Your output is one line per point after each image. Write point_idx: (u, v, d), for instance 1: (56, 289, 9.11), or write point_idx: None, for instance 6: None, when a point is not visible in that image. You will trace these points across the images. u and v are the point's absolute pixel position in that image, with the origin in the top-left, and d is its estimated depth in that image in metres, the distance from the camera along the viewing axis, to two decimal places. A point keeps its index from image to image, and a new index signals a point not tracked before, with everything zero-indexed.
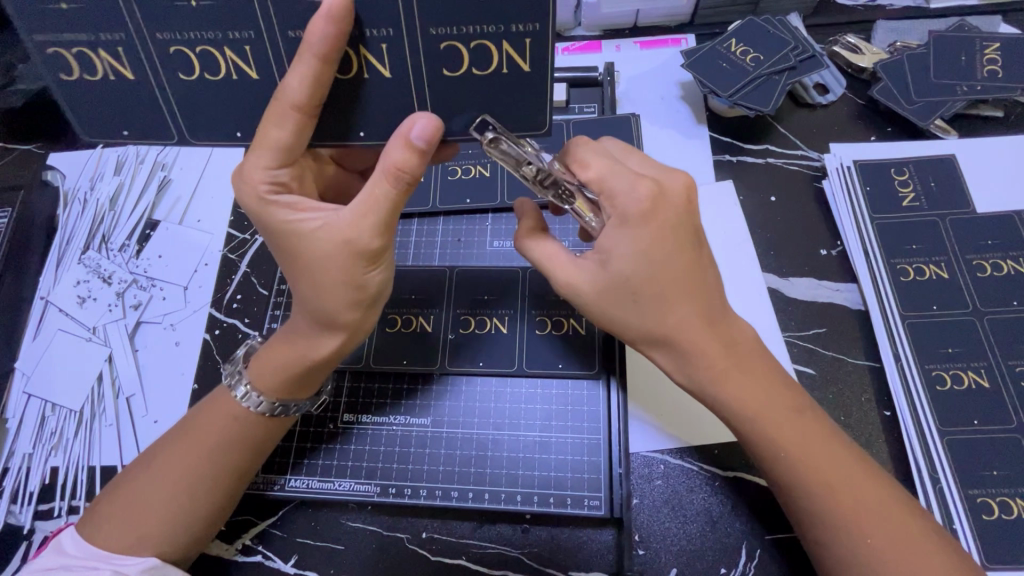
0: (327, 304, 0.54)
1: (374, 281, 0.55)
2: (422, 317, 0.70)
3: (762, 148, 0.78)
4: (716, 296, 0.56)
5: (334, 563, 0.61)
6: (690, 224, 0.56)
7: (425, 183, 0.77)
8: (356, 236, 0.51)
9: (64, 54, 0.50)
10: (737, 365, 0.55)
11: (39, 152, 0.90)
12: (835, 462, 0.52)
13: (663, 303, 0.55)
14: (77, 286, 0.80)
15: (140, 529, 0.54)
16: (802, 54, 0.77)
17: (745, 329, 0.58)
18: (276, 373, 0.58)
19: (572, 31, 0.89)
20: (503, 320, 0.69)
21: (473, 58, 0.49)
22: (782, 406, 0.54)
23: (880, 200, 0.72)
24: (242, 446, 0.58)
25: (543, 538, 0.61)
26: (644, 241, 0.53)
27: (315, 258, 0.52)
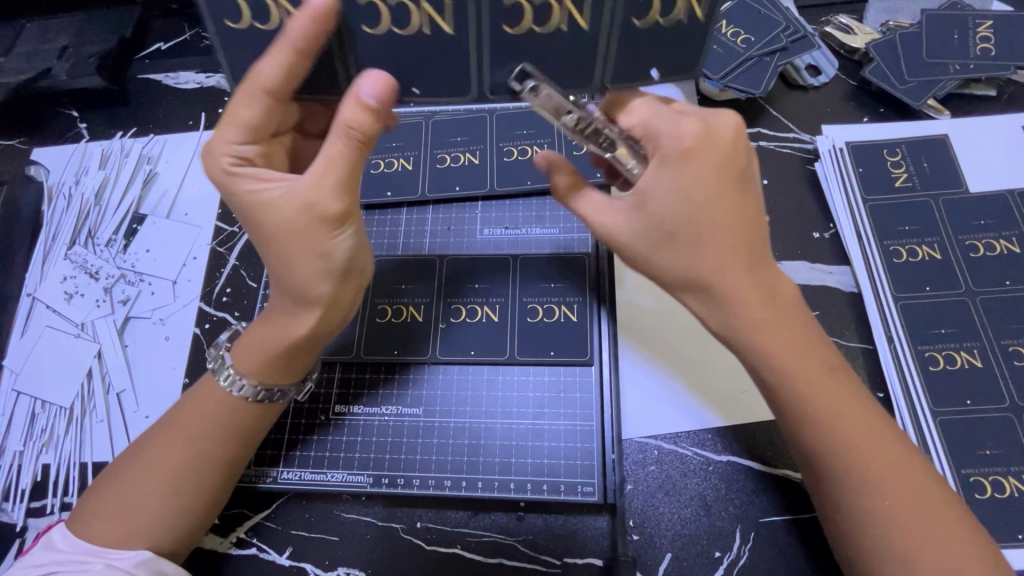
0: (297, 276, 0.53)
1: (340, 248, 0.52)
2: (412, 306, 0.70)
3: (754, 131, 0.77)
4: (763, 246, 0.52)
5: (330, 555, 0.61)
6: (738, 169, 0.51)
7: (414, 172, 0.76)
8: (317, 199, 0.50)
9: (255, 4, 0.46)
10: (779, 319, 0.51)
11: (24, 148, 0.89)
12: (866, 426, 0.51)
13: (702, 249, 0.50)
14: (64, 282, 0.79)
15: (133, 520, 0.54)
16: (794, 35, 0.77)
17: (785, 279, 0.53)
18: (256, 354, 0.57)
19: None
20: (494, 307, 0.69)
21: (683, 12, 0.47)
22: (814, 368, 0.51)
23: (873, 182, 0.71)
24: (232, 442, 0.58)
25: (537, 526, 0.61)
26: (692, 181, 0.49)
27: (275, 225, 0.51)
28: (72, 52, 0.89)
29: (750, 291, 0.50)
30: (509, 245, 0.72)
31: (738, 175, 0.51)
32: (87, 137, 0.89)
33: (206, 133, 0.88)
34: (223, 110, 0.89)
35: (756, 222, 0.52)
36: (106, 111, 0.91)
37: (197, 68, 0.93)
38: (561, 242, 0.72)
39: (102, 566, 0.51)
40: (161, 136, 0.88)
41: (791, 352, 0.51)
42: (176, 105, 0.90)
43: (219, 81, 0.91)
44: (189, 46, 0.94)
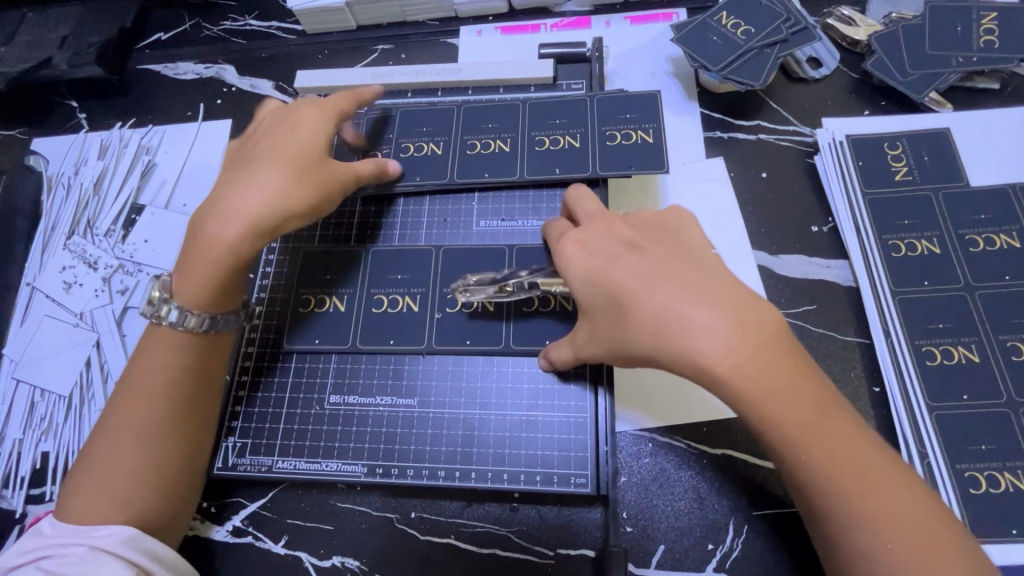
0: (248, 198, 0.58)
1: (297, 188, 0.60)
2: (408, 297, 0.70)
3: (753, 124, 0.77)
4: (715, 283, 0.48)
5: (325, 543, 0.62)
6: (629, 234, 0.54)
7: (442, 157, 0.74)
8: (298, 151, 0.62)
9: None
10: (757, 363, 0.45)
11: (23, 137, 0.90)
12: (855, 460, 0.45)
13: (632, 313, 0.48)
14: (64, 272, 0.80)
15: (110, 497, 0.53)
16: (795, 25, 0.75)
17: (763, 312, 0.46)
18: (198, 277, 0.58)
19: (561, 7, 0.88)
20: (490, 298, 0.68)
21: None
22: (804, 404, 0.45)
23: (873, 175, 0.71)
24: (210, 386, 0.60)
25: (531, 516, 0.62)
26: (587, 257, 0.53)
27: (258, 159, 0.61)
28: (73, 42, 0.90)
29: (713, 333, 0.45)
30: (506, 236, 0.72)
31: (628, 238, 0.54)
32: (87, 128, 0.89)
33: (205, 124, 0.88)
34: (221, 101, 0.89)
35: (687, 262, 0.50)
36: (106, 101, 0.91)
37: (195, 58, 0.92)
38: None
39: (88, 546, 0.51)
40: (160, 126, 0.88)
41: (773, 389, 0.44)
42: (174, 95, 0.90)
43: (217, 72, 0.91)
44: (187, 37, 0.94)
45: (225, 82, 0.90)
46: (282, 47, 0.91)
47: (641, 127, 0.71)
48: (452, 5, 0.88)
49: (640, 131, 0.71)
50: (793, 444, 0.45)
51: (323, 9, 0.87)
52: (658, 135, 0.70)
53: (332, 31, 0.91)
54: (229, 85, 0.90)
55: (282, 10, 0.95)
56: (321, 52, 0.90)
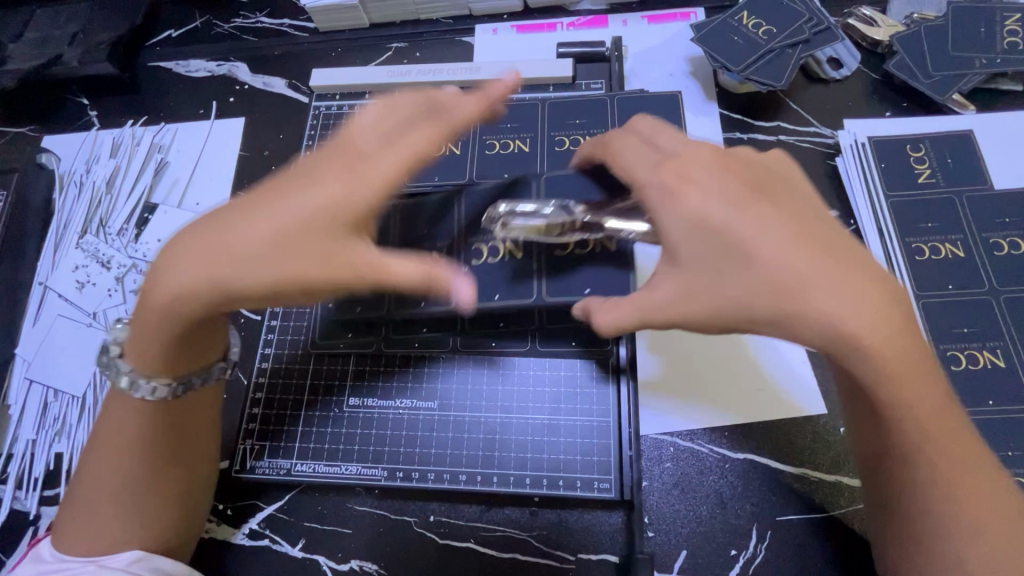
0: (204, 243, 0.46)
1: (252, 237, 0.46)
2: (434, 251, 0.65)
3: (774, 125, 0.76)
4: (844, 250, 0.45)
5: (343, 547, 0.62)
6: (746, 176, 0.49)
7: (461, 157, 0.74)
8: (286, 189, 0.48)
9: None
10: (892, 343, 0.42)
11: (33, 135, 0.89)
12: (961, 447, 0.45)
13: (749, 267, 0.44)
14: (76, 271, 0.79)
15: (107, 532, 0.53)
16: (817, 26, 0.74)
17: (886, 284, 0.44)
18: (156, 339, 0.50)
19: (577, 5, 0.87)
20: (519, 244, 0.64)
21: None
22: (926, 388, 0.44)
23: (895, 177, 0.70)
24: (189, 423, 0.56)
25: (551, 522, 0.61)
26: (698, 198, 0.48)
27: (252, 191, 0.49)
28: (84, 39, 0.89)
29: (848, 304, 0.42)
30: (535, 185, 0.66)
31: (747, 180, 0.49)
32: (99, 125, 0.89)
33: (217, 122, 0.87)
34: (233, 99, 0.88)
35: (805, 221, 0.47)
36: (117, 99, 0.90)
37: (207, 55, 0.91)
38: None
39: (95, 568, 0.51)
40: (172, 125, 0.87)
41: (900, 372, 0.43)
42: (186, 93, 0.90)
43: (230, 69, 0.90)
44: (199, 34, 0.93)
45: (238, 80, 0.89)
46: (296, 44, 0.90)
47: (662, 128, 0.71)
48: (467, 3, 0.87)
49: None
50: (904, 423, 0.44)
51: (337, 7, 0.86)
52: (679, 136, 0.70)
53: (346, 29, 0.90)
54: (242, 83, 0.89)
55: (295, 7, 0.94)
56: (335, 50, 0.90)
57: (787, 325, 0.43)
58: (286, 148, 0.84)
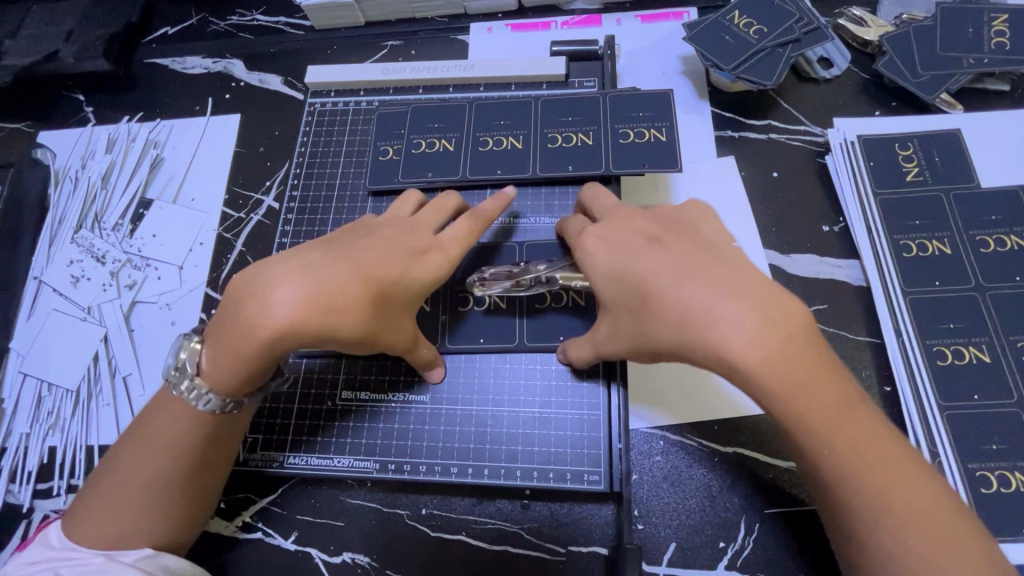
0: (257, 284, 0.50)
1: (287, 295, 0.49)
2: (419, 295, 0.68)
3: (764, 123, 0.77)
4: (740, 274, 0.47)
5: (335, 540, 0.62)
6: (650, 228, 0.54)
7: (455, 153, 0.74)
8: (350, 264, 0.52)
9: None
10: (781, 354, 0.44)
11: (29, 130, 0.89)
12: (882, 459, 0.45)
13: (657, 306, 0.48)
14: (71, 266, 0.79)
15: (118, 525, 0.52)
16: (807, 26, 0.75)
17: (789, 303, 0.46)
18: (224, 366, 0.51)
19: (572, 4, 0.88)
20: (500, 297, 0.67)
21: None
22: (825, 400, 0.45)
23: (884, 175, 0.71)
24: (230, 442, 0.57)
25: (542, 514, 0.61)
26: (612, 252, 0.54)
27: (316, 250, 0.53)
28: (79, 36, 0.89)
29: (740, 326, 0.44)
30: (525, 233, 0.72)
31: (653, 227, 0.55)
32: (94, 122, 0.89)
33: (213, 119, 0.88)
34: (229, 96, 0.89)
35: (719, 255, 0.50)
36: (112, 95, 0.91)
37: (203, 52, 0.92)
38: None
39: (103, 558, 0.51)
40: (168, 121, 0.87)
41: (800, 389, 0.44)
42: (182, 89, 0.90)
43: (225, 66, 0.91)
44: (195, 31, 0.94)
45: (234, 76, 0.90)
46: (291, 42, 0.91)
47: (653, 125, 0.71)
48: (462, 2, 0.87)
49: (653, 130, 0.71)
50: (815, 440, 0.45)
51: (333, 5, 0.86)
52: (670, 135, 0.70)
53: (342, 27, 0.91)
54: (238, 80, 0.89)
55: (291, 5, 0.94)
56: (331, 48, 0.90)
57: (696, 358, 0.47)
58: (281, 145, 0.84)
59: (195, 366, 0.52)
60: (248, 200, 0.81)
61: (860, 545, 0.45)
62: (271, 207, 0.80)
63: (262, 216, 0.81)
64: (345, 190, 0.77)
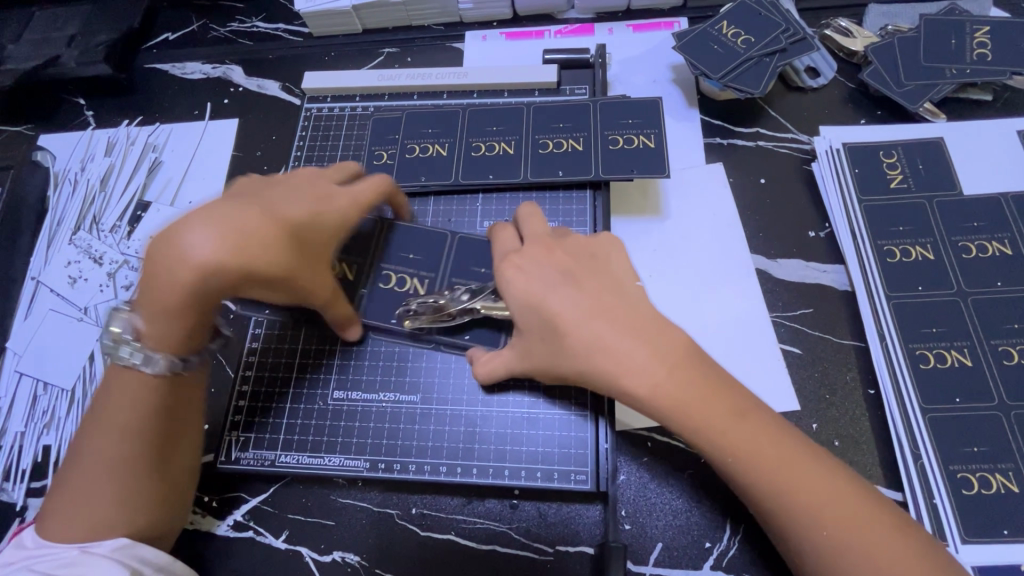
0: (162, 240, 0.50)
1: (202, 238, 0.48)
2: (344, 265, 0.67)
3: (752, 131, 0.79)
4: (630, 310, 0.53)
5: (326, 539, 0.63)
6: (567, 263, 0.56)
7: (448, 158, 0.76)
8: (265, 207, 0.53)
9: None
10: (672, 382, 0.50)
11: (30, 134, 0.91)
12: (788, 459, 0.48)
13: (564, 339, 0.52)
14: (69, 267, 0.80)
15: (90, 519, 0.52)
16: (793, 36, 0.77)
17: (673, 334, 0.52)
18: (157, 322, 0.52)
19: (566, 13, 0.90)
20: (423, 282, 0.67)
21: None
22: (717, 414, 0.49)
23: (869, 183, 0.72)
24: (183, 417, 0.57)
25: (531, 514, 0.62)
26: (530, 282, 0.55)
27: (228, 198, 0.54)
28: (81, 41, 0.91)
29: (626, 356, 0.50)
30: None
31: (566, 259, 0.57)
32: (94, 125, 0.90)
33: (211, 123, 0.89)
34: (228, 101, 0.90)
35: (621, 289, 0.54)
36: (113, 100, 0.92)
37: (202, 58, 0.93)
38: None
39: (78, 551, 0.51)
40: (167, 125, 0.89)
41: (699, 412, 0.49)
42: (182, 94, 0.91)
43: (224, 72, 0.92)
44: (195, 37, 0.95)
45: (232, 82, 0.91)
46: (289, 49, 0.92)
47: (642, 132, 0.73)
48: (457, 10, 0.89)
49: (642, 137, 0.72)
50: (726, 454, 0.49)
51: (330, 13, 0.88)
52: (659, 141, 0.72)
53: (340, 34, 0.92)
54: (236, 85, 0.91)
55: (290, 12, 0.96)
56: (328, 54, 0.92)
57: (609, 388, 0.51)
58: (278, 149, 0.86)
59: (132, 331, 0.53)
60: None
61: (788, 542, 0.48)
62: None
63: None
64: None
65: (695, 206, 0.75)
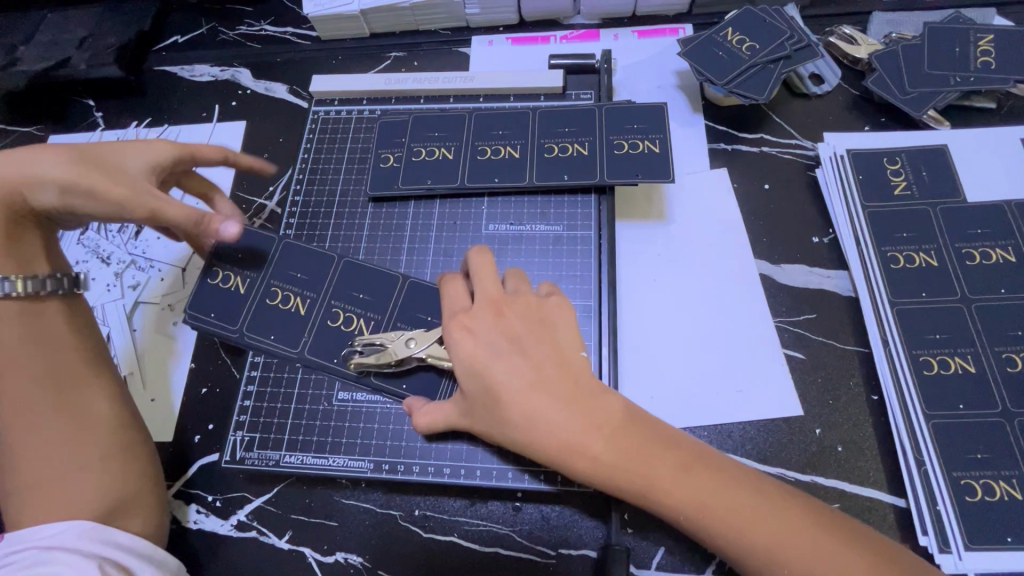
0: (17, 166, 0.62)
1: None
2: (299, 297, 0.68)
3: (757, 137, 0.79)
4: (566, 376, 0.53)
5: (330, 540, 0.63)
6: (511, 326, 0.55)
7: (454, 162, 0.76)
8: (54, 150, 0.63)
9: None
10: (620, 451, 0.50)
11: (39, 134, 0.92)
12: (743, 506, 0.49)
13: (505, 412, 0.52)
14: (77, 266, 0.81)
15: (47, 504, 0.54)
16: (798, 43, 0.77)
17: (609, 401, 0.53)
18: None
19: (571, 19, 0.91)
20: (368, 322, 0.67)
21: None
22: (664, 474, 0.50)
23: (873, 189, 0.73)
24: (63, 371, 0.60)
25: (534, 517, 0.62)
26: (474, 345, 0.54)
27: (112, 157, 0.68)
28: (92, 43, 0.92)
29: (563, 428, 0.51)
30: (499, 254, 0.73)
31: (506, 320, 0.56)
32: (104, 126, 0.91)
33: (219, 125, 0.90)
34: (235, 103, 0.91)
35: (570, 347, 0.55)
36: (122, 101, 0.93)
37: (211, 60, 0.94)
38: (565, 239, 0.72)
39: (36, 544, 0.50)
40: (175, 127, 0.90)
41: (652, 472, 0.50)
42: (190, 96, 0.92)
43: (233, 75, 0.93)
44: (205, 40, 0.96)
45: (241, 85, 0.92)
46: (297, 52, 0.93)
47: (647, 137, 0.73)
48: (464, 15, 0.90)
49: (646, 142, 0.73)
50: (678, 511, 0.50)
51: (339, 17, 0.89)
52: (663, 147, 0.72)
53: (348, 38, 0.93)
54: (245, 88, 0.92)
55: (299, 16, 0.97)
56: (336, 58, 0.92)
57: (545, 457, 0.52)
58: (285, 151, 0.86)
59: None
60: (251, 205, 0.82)
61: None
62: (273, 212, 0.82)
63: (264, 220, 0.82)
64: (347, 197, 0.79)
65: (699, 211, 0.75)
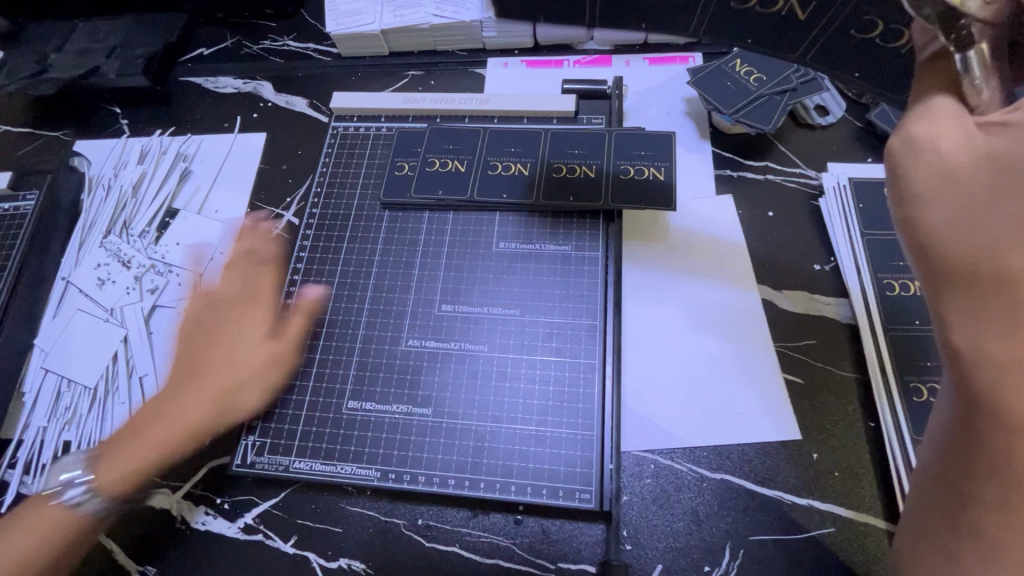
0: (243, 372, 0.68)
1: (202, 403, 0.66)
2: (586, 167, 0.78)
3: (762, 165, 0.81)
4: None
5: (333, 546, 0.64)
6: None
7: (466, 175, 0.80)
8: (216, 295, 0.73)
9: None
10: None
11: (65, 139, 0.95)
12: None
13: (975, 205, 0.43)
14: (98, 269, 0.84)
15: None
16: (804, 76, 0.80)
17: None
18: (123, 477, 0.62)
19: (585, 44, 0.93)
20: (660, 169, 0.76)
21: None
22: None
23: (873, 218, 0.74)
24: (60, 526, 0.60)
25: (534, 530, 0.64)
26: None
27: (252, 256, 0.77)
28: (120, 52, 0.95)
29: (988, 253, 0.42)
30: (508, 270, 0.75)
31: None
32: (128, 134, 0.94)
33: (240, 136, 0.92)
34: (257, 115, 0.94)
35: None
36: (148, 110, 0.97)
37: (235, 73, 0.98)
38: (572, 259, 0.75)
39: None
40: (197, 136, 0.93)
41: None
42: (213, 106, 0.95)
43: (254, 87, 0.96)
44: (229, 53, 1.00)
45: (262, 97, 0.95)
46: (318, 68, 0.96)
47: (653, 164, 0.76)
48: (481, 38, 0.93)
49: (653, 169, 0.76)
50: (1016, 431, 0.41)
51: (359, 36, 0.92)
52: (669, 174, 0.75)
53: (366, 56, 0.96)
54: (266, 100, 0.95)
55: (321, 33, 1.00)
56: (355, 75, 0.95)
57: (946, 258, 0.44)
58: (302, 164, 0.89)
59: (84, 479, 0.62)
60: (268, 214, 0.85)
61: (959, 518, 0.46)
62: (291, 221, 0.84)
63: (281, 230, 0.84)
64: (362, 211, 0.81)
65: (702, 235, 0.77)
